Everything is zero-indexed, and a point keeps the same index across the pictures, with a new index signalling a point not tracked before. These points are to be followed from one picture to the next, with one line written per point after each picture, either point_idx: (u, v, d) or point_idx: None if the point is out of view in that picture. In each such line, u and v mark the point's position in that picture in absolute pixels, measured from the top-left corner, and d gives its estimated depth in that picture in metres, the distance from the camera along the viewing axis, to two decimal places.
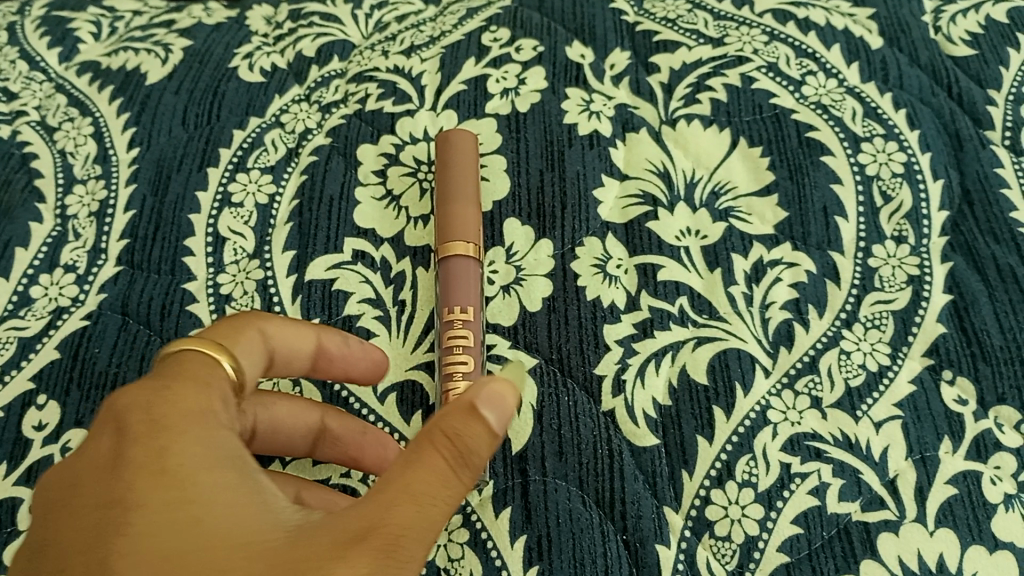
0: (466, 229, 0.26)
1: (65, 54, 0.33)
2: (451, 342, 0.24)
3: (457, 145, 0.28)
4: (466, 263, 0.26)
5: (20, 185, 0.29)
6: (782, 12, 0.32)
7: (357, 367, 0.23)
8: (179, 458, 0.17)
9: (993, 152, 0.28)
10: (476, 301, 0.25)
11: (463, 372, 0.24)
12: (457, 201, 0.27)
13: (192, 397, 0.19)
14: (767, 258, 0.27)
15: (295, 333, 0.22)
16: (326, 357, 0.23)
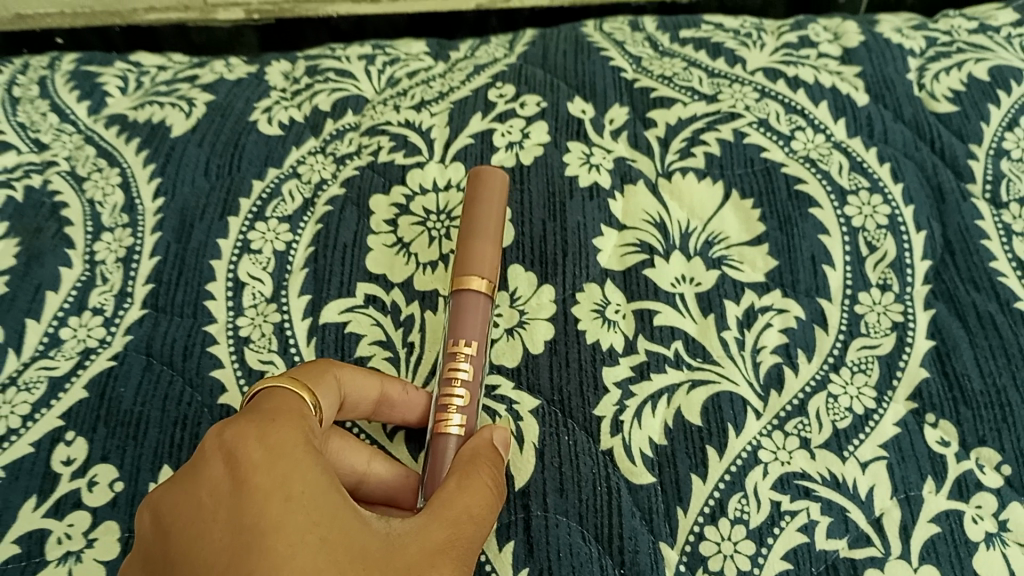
0: (480, 265, 0.27)
1: (94, 108, 0.35)
2: (452, 374, 0.25)
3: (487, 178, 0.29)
4: (475, 299, 0.26)
5: (51, 232, 0.31)
6: (773, 71, 0.34)
7: (408, 414, 0.26)
8: (296, 484, 0.19)
9: (973, 205, 0.30)
10: (482, 337, 0.26)
11: (457, 406, 0.25)
12: (471, 235, 0.28)
13: (290, 429, 0.21)
14: (758, 304, 0.28)
15: (366, 379, 0.25)
16: (386, 402, 0.26)
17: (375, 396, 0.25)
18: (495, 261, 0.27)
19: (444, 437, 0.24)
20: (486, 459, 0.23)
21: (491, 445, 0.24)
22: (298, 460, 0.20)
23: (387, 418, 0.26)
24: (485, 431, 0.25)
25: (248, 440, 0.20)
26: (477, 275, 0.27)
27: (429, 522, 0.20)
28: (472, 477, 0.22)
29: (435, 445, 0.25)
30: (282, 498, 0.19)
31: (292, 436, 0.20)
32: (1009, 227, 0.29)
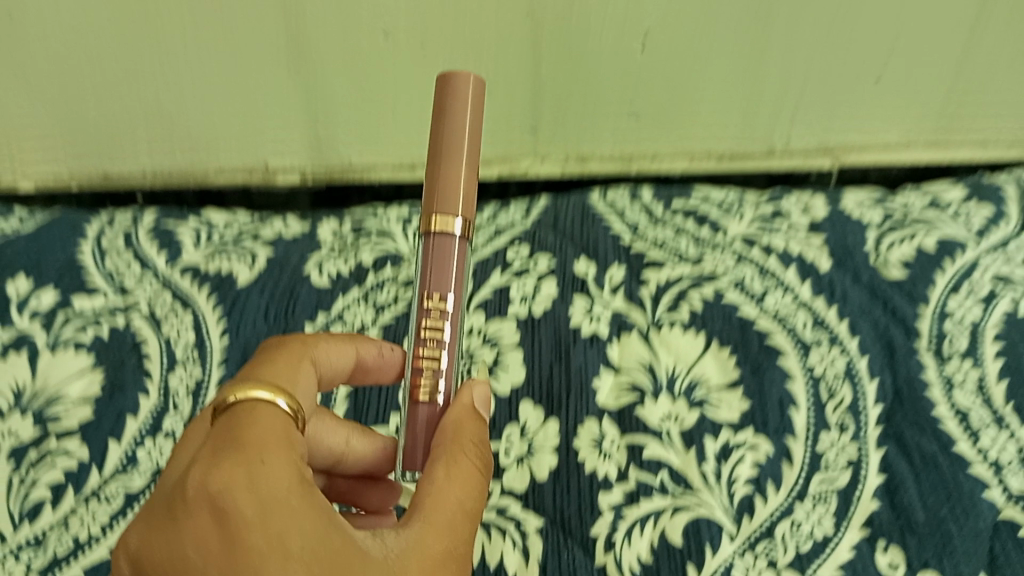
0: (448, 198, 0.25)
1: (171, 258, 0.41)
2: (427, 325, 0.25)
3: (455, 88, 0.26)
4: (452, 241, 0.25)
5: (132, 365, 0.36)
6: (749, 238, 0.40)
7: (384, 373, 0.28)
8: (295, 541, 0.19)
9: (920, 358, 0.35)
10: (462, 282, 0.25)
11: (434, 366, 0.25)
12: (445, 161, 0.25)
13: (278, 468, 0.20)
14: (733, 440, 0.33)
15: (342, 349, 0.27)
16: (361, 368, 0.27)
17: (353, 358, 0.27)
18: (474, 196, 0.25)
19: (420, 405, 0.25)
20: (473, 441, 0.24)
21: (473, 409, 0.25)
22: (293, 511, 0.19)
23: (363, 378, 0.28)
24: (462, 392, 0.25)
25: (237, 491, 0.20)
26: (455, 211, 0.25)
27: (425, 535, 0.21)
28: (459, 463, 0.23)
29: (411, 411, 0.25)
30: (283, 556, 0.19)
31: (279, 466, 0.20)
32: (951, 378, 0.34)
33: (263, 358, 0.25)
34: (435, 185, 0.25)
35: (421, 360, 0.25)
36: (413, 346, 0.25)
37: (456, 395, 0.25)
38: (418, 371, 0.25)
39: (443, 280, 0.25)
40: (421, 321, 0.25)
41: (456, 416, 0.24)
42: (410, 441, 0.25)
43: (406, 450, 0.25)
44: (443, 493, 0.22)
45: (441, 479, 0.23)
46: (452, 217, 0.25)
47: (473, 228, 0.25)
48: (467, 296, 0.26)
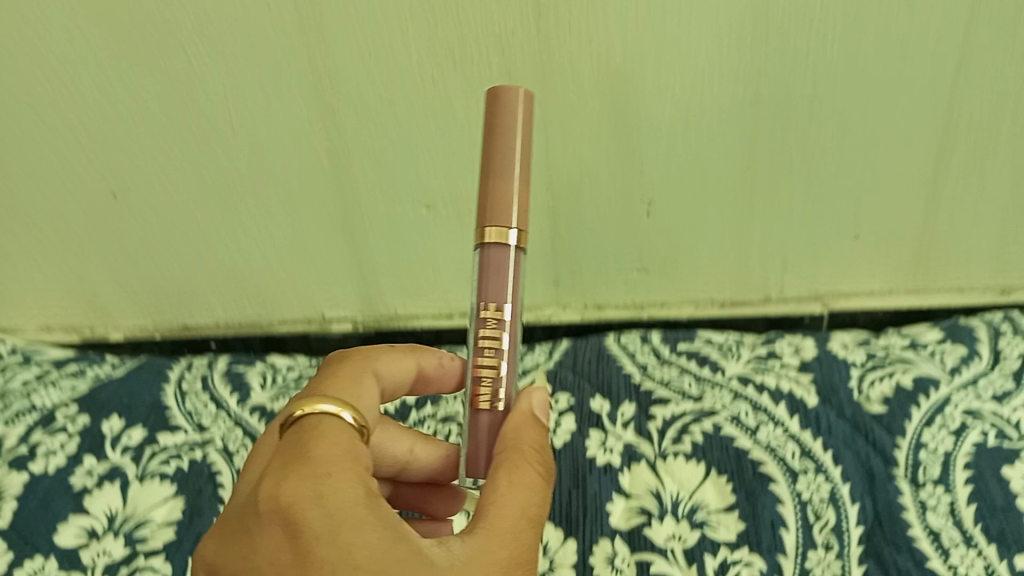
0: (503, 210, 0.27)
1: (242, 398, 0.48)
2: (484, 333, 0.27)
3: (505, 101, 0.28)
4: (508, 253, 0.27)
5: (209, 493, 0.42)
6: (745, 378, 0.46)
7: (445, 381, 0.32)
8: (360, 552, 0.21)
9: (897, 485, 0.39)
10: (516, 293, 0.28)
11: (492, 374, 0.27)
12: (497, 178, 0.27)
13: (342, 485, 0.23)
14: (730, 558, 0.37)
15: (401, 362, 0.31)
16: (423, 377, 0.32)
17: (412, 368, 0.31)
18: (527, 207, 0.28)
19: (482, 413, 0.27)
20: (533, 449, 0.26)
21: (532, 416, 0.27)
22: (359, 523, 0.22)
23: (425, 386, 0.32)
24: (521, 399, 0.28)
25: (308, 506, 0.22)
26: (509, 222, 0.27)
27: (489, 539, 0.23)
28: (519, 471, 0.25)
29: (473, 418, 0.28)
30: (349, 563, 0.21)
31: (345, 475, 0.23)
32: (925, 502, 0.39)
33: (328, 381, 0.28)
34: (490, 199, 0.27)
35: (480, 365, 0.27)
36: (472, 354, 0.28)
37: (517, 397, 0.28)
38: (477, 375, 0.28)
39: (497, 291, 0.27)
40: (478, 330, 0.27)
41: (516, 426, 0.27)
42: (474, 447, 0.28)
43: (470, 455, 0.28)
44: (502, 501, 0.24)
45: (501, 486, 0.25)
46: (506, 229, 0.27)
47: (526, 239, 0.28)
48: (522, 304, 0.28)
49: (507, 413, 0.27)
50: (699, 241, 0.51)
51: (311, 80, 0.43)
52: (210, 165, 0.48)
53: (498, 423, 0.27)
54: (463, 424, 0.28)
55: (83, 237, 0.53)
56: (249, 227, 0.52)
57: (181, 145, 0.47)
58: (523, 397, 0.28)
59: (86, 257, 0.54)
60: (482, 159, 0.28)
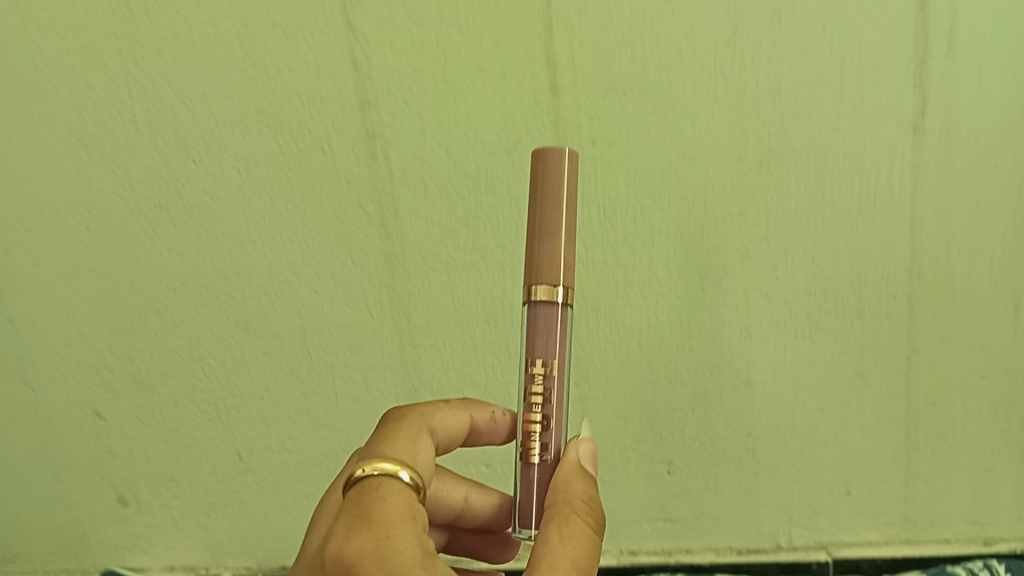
0: (549, 271, 0.36)
1: None
2: (533, 388, 0.36)
3: (550, 161, 0.36)
4: (554, 310, 0.36)
5: None
6: None
7: (496, 432, 0.41)
8: None
9: None
10: (560, 345, 0.36)
11: (540, 429, 0.36)
12: (545, 238, 0.36)
13: (397, 542, 0.30)
14: None
15: (455, 418, 0.39)
16: (475, 432, 0.41)
17: (467, 421, 0.40)
18: (571, 264, 0.36)
19: (532, 466, 0.36)
20: (581, 499, 0.34)
21: (578, 469, 0.35)
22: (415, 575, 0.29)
23: (479, 438, 0.41)
24: (568, 452, 0.36)
25: (368, 564, 0.29)
26: (555, 282, 0.36)
27: None
28: (569, 521, 0.33)
29: (525, 469, 0.36)
30: None
31: (403, 531, 0.30)
32: None
33: (389, 440, 0.36)
34: (539, 261, 0.36)
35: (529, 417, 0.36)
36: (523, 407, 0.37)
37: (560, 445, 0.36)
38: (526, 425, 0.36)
39: (542, 349, 0.36)
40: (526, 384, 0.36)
41: (565, 483, 0.34)
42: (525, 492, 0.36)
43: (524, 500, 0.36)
44: (559, 551, 0.32)
45: (555, 538, 0.32)
46: (553, 289, 0.36)
47: (571, 295, 0.36)
48: (568, 354, 0.37)
49: (558, 467, 0.35)
50: (717, 504, 0.59)
51: (405, 370, 0.57)
52: (318, 441, 0.60)
53: (548, 473, 0.36)
54: (516, 474, 0.37)
55: (203, 507, 0.63)
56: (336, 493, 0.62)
57: (299, 418, 0.59)
58: (569, 451, 0.36)
59: (201, 527, 0.64)
60: (532, 216, 0.36)
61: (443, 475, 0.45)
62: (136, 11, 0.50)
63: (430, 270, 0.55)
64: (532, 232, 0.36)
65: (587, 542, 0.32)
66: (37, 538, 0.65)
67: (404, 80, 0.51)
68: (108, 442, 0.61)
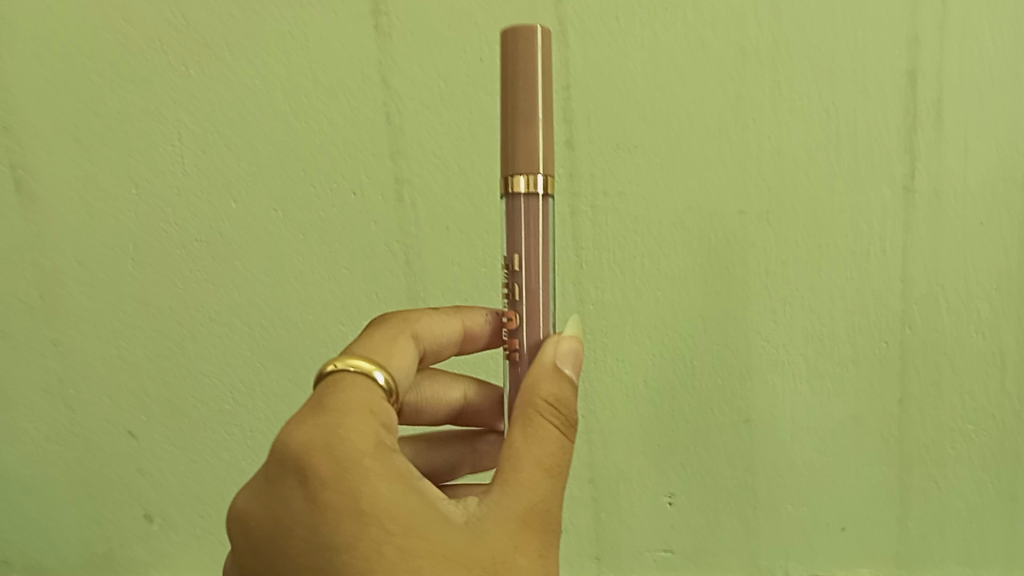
0: (529, 159, 0.38)
1: None
2: (516, 286, 0.40)
3: (523, 41, 0.38)
4: (534, 202, 0.38)
5: None
6: None
7: (486, 336, 0.44)
8: (365, 496, 0.31)
9: None
10: (539, 239, 0.39)
11: (520, 330, 0.40)
12: (523, 126, 0.38)
13: (348, 437, 0.32)
14: None
15: (443, 322, 0.43)
16: (468, 336, 0.44)
17: (458, 327, 0.43)
18: (549, 150, 0.38)
19: (518, 366, 0.40)
20: (552, 401, 0.36)
21: (554, 369, 0.37)
22: (365, 471, 0.32)
23: (473, 342, 0.44)
24: (546, 353, 0.38)
25: (318, 456, 0.32)
26: (535, 171, 0.38)
27: (509, 484, 0.34)
28: (536, 422, 0.35)
29: (514, 370, 0.40)
30: (358, 503, 0.31)
31: (364, 429, 0.33)
32: None
33: (370, 338, 0.40)
34: (517, 148, 0.38)
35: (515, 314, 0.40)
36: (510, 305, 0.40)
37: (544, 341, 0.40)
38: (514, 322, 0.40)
39: (522, 244, 0.39)
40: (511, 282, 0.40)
41: (537, 384, 0.36)
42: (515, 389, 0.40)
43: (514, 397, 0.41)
44: (526, 451, 0.34)
45: (523, 439, 0.35)
46: (533, 180, 0.38)
47: (551, 185, 0.39)
48: (548, 246, 0.39)
49: (536, 365, 0.37)
50: (719, 542, 0.61)
51: None
52: None
53: None
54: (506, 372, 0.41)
55: (226, 528, 0.65)
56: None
57: None
58: (548, 351, 0.38)
59: (222, 548, 0.65)
60: (510, 102, 0.38)
61: (438, 379, 0.47)
62: (192, 66, 0.56)
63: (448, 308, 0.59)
64: (510, 117, 0.38)
65: (555, 444, 0.35)
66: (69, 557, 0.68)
67: (432, 133, 0.56)
68: (140, 461, 0.64)
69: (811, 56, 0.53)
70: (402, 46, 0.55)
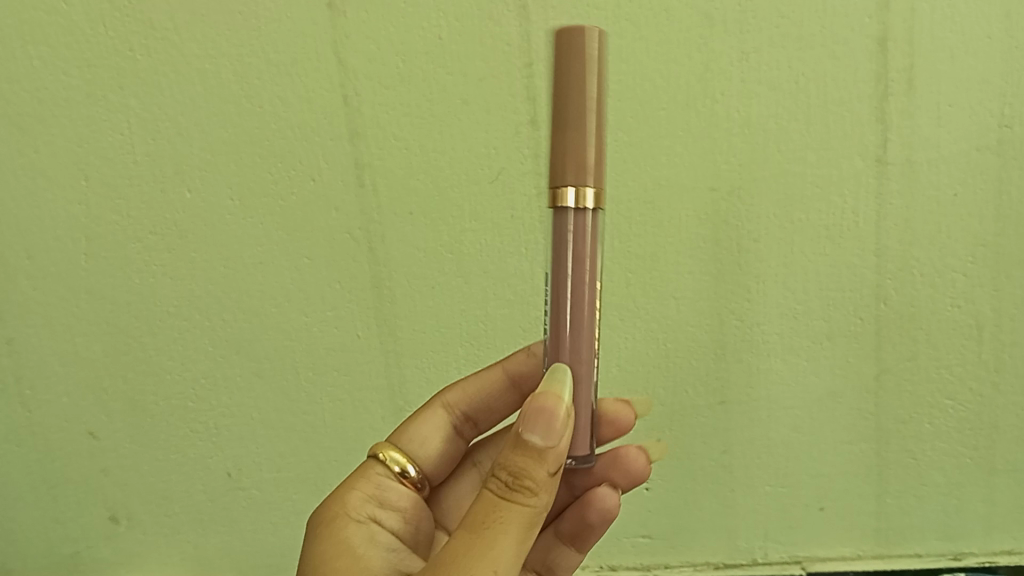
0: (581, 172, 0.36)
1: None
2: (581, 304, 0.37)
3: (575, 44, 0.36)
4: (584, 217, 0.36)
5: None
6: None
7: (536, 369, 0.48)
8: (320, 551, 0.44)
9: None
10: (594, 254, 0.37)
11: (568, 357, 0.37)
12: (574, 136, 0.36)
13: (331, 513, 0.46)
14: None
15: (479, 378, 0.50)
16: (513, 375, 0.49)
17: (500, 374, 0.49)
18: (598, 159, 0.37)
19: None
20: (501, 468, 0.35)
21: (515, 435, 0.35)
22: (328, 536, 0.45)
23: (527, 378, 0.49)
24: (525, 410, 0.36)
25: (312, 518, 0.47)
26: (586, 184, 0.36)
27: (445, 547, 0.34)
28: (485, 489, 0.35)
29: None
30: (313, 554, 0.44)
31: (347, 506, 0.46)
32: None
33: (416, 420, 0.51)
34: (568, 158, 0.36)
35: (579, 334, 0.37)
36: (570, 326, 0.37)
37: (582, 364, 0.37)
38: (577, 341, 0.37)
39: (585, 261, 0.37)
40: (575, 303, 0.37)
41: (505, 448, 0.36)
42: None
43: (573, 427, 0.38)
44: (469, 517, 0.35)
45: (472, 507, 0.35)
46: (583, 194, 0.36)
47: (603, 198, 0.37)
48: (599, 260, 0.37)
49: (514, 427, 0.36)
50: (697, 521, 0.60)
51: (393, 389, 0.59)
52: (309, 460, 0.61)
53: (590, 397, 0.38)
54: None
55: (195, 525, 0.63)
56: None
57: (283, 435, 0.60)
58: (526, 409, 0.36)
59: (188, 547, 0.64)
60: (560, 111, 0.36)
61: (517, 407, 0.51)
62: (138, 49, 0.54)
63: (415, 295, 0.57)
64: (561, 124, 0.36)
65: (491, 509, 0.34)
66: (33, 561, 0.65)
67: (392, 113, 0.54)
68: (103, 461, 0.62)
69: (780, 23, 0.52)
70: (357, 23, 0.53)
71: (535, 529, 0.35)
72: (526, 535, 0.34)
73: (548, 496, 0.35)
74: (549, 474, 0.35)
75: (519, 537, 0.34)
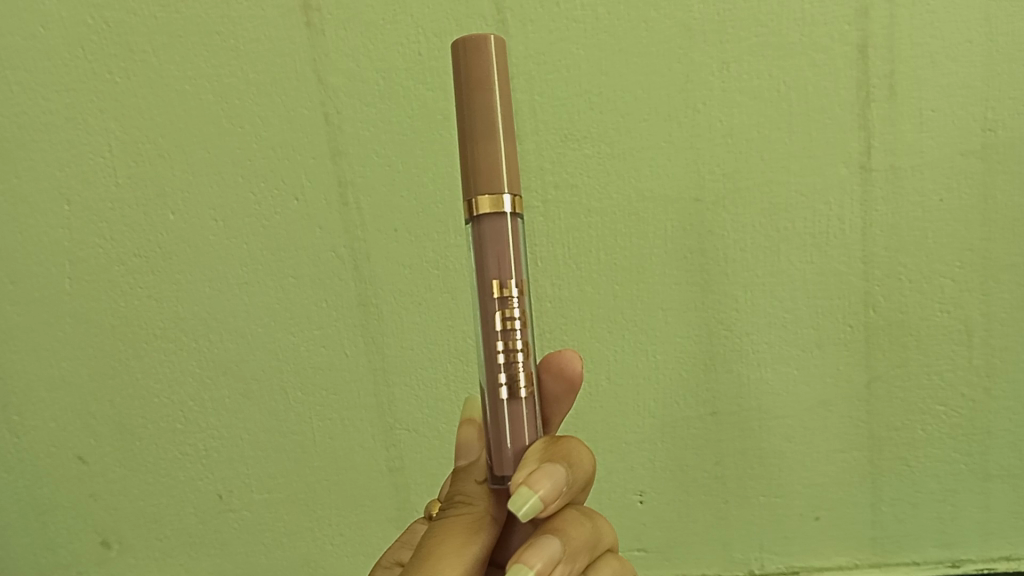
0: (492, 181, 0.33)
1: None
2: (513, 314, 0.33)
3: (476, 46, 0.33)
4: (503, 221, 0.33)
5: None
6: None
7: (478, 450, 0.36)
8: None
9: None
10: (519, 258, 0.34)
11: (506, 363, 0.33)
12: (482, 144, 0.33)
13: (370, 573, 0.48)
14: None
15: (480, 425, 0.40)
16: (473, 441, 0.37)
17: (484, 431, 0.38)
18: (514, 167, 0.33)
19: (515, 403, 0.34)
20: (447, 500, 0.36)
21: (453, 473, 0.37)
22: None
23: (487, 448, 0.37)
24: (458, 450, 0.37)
25: None
26: (502, 190, 0.33)
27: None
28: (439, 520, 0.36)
29: (515, 407, 0.34)
30: None
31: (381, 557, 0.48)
32: None
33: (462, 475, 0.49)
34: (478, 170, 0.33)
35: (511, 346, 0.33)
36: (500, 340, 0.33)
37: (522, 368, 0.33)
38: (510, 356, 0.33)
39: (510, 265, 0.33)
40: (503, 306, 0.33)
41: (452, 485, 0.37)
42: (499, 433, 0.34)
43: (504, 448, 0.34)
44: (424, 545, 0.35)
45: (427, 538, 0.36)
46: (499, 199, 0.33)
47: (519, 203, 0.34)
48: (524, 262, 0.34)
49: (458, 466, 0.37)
50: (691, 535, 0.59)
51: (382, 408, 0.58)
52: (299, 481, 0.60)
53: (534, 404, 0.34)
54: (501, 413, 0.33)
55: (185, 549, 0.62)
56: (314, 530, 0.61)
57: (271, 457, 0.60)
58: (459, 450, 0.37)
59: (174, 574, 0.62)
60: (467, 118, 0.33)
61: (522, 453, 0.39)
62: (117, 72, 0.54)
63: (402, 312, 0.57)
64: (472, 130, 0.33)
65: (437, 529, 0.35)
66: None
67: (373, 131, 0.54)
68: (92, 486, 0.61)
69: (759, 32, 0.52)
70: (336, 41, 0.53)
71: (485, 538, 0.34)
72: (470, 538, 0.34)
73: (486, 503, 0.35)
74: (479, 484, 0.36)
75: (461, 537, 0.34)
